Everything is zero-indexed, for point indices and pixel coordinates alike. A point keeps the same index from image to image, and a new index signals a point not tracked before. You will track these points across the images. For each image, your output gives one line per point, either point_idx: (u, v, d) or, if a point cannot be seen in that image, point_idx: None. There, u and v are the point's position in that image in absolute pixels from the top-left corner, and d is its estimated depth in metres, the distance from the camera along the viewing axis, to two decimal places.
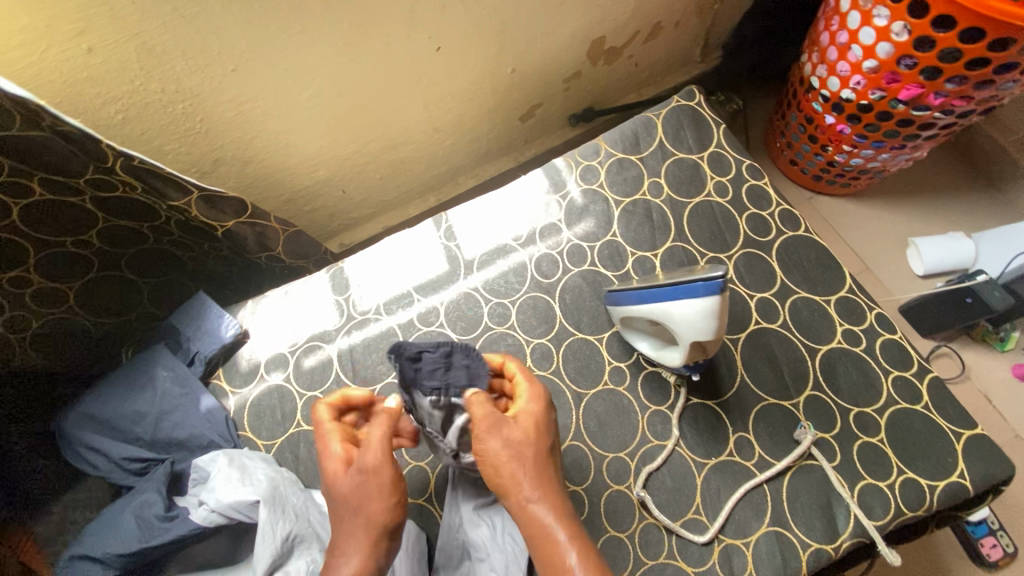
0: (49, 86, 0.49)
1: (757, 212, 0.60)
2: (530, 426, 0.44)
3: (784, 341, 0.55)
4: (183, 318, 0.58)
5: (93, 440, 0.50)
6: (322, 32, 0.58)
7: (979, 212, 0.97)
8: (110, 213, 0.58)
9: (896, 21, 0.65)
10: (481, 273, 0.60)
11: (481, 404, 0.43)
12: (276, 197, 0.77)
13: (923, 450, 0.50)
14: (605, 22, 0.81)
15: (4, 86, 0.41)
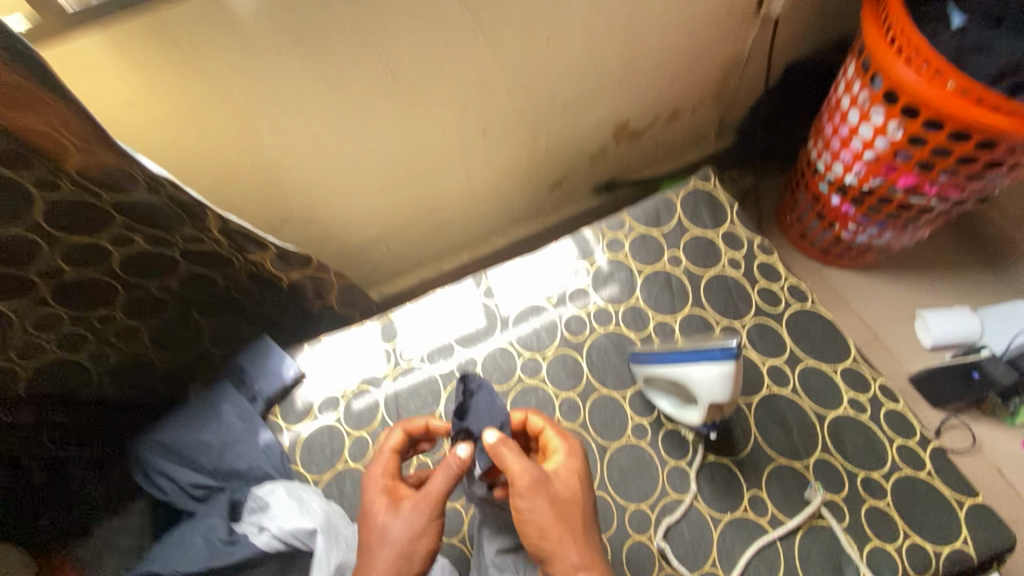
0: (161, 156, 0.58)
1: (767, 284, 0.66)
2: (570, 486, 0.48)
3: (794, 405, 0.59)
4: (248, 359, 0.64)
5: (166, 467, 0.56)
6: (388, 116, 0.68)
7: (983, 288, 1.02)
8: (191, 263, 0.66)
9: (890, 121, 0.74)
10: (516, 329, 0.66)
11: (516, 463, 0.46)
12: (329, 250, 0.85)
13: (928, 516, 0.53)
14: (629, 108, 0.91)
15: (150, 166, 0.49)
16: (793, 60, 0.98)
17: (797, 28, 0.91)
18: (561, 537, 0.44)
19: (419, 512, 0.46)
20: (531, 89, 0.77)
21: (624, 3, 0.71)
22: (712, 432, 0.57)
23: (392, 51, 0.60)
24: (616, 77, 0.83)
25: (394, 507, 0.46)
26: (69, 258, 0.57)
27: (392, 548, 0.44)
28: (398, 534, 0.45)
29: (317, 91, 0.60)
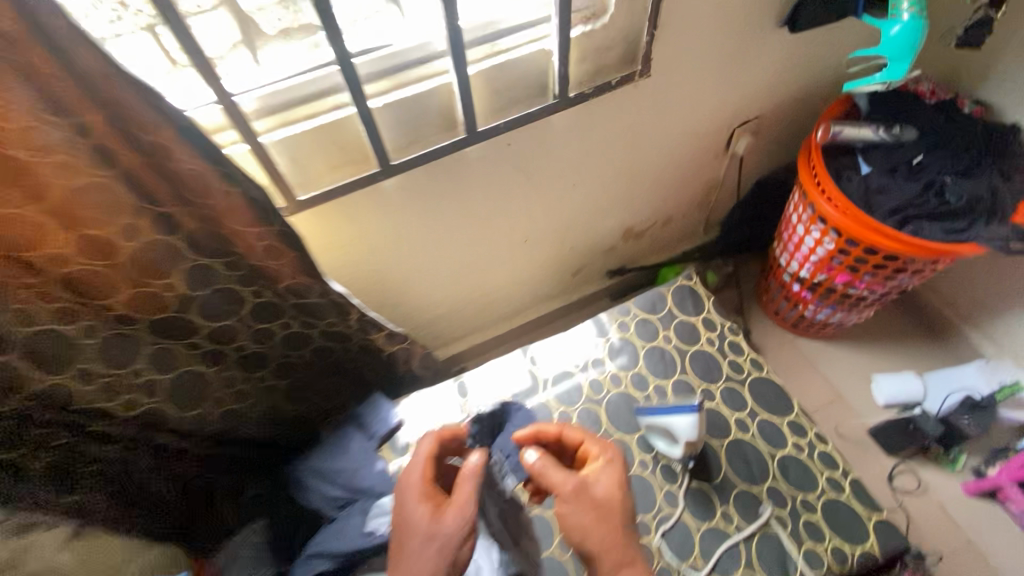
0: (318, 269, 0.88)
1: (735, 357, 0.92)
2: (609, 492, 0.63)
3: (753, 445, 0.83)
4: (366, 410, 0.90)
5: (318, 485, 0.83)
6: (461, 234, 0.98)
7: (925, 354, 1.26)
8: (324, 340, 0.93)
9: (824, 236, 1.01)
10: (553, 389, 0.92)
11: (557, 473, 0.65)
12: (407, 325, 1.13)
13: (845, 526, 0.76)
14: (632, 217, 1.21)
15: (338, 288, 0.82)
16: (758, 178, 1.28)
17: (758, 158, 1.21)
18: (599, 539, 0.60)
19: (464, 519, 0.60)
20: (559, 211, 1.07)
21: (625, 156, 1.02)
22: (692, 462, 0.80)
23: (469, 197, 0.91)
24: (622, 198, 1.13)
25: (440, 516, 0.61)
26: (255, 338, 0.86)
27: (443, 542, 0.59)
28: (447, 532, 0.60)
29: (420, 224, 0.90)
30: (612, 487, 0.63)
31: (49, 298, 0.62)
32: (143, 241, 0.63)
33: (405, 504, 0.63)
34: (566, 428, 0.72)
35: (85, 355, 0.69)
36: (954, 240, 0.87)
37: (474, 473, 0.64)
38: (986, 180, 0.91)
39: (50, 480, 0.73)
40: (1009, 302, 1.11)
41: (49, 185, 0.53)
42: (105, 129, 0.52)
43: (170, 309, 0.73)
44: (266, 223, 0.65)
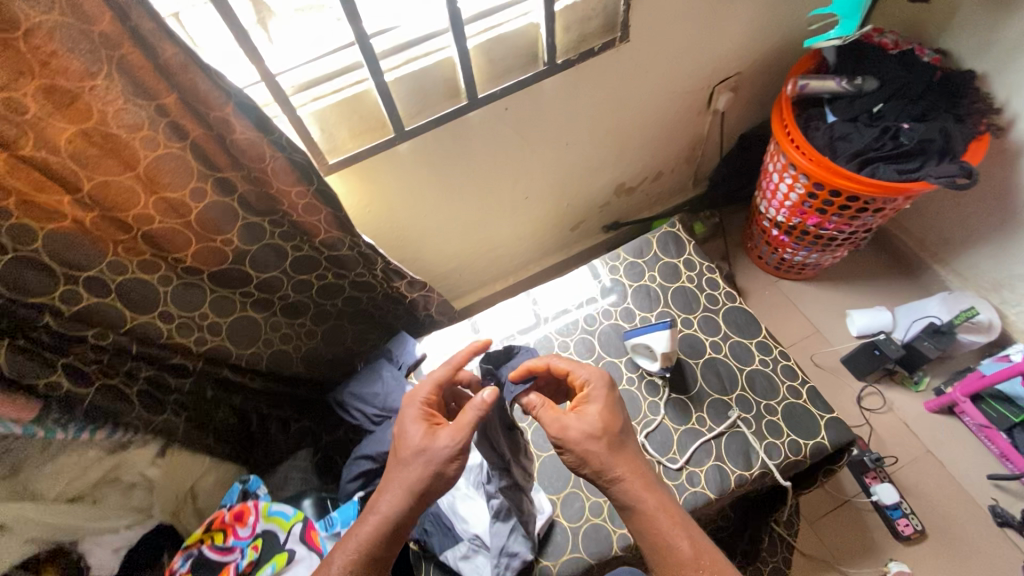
0: None
1: (712, 291, 1.04)
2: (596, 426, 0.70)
3: (725, 363, 0.97)
4: (394, 346, 1.06)
5: (357, 405, 0.99)
6: (467, 192, 1.10)
7: (896, 291, 1.37)
8: (354, 289, 1.07)
9: (795, 182, 1.12)
10: (553, 324, 1.06)
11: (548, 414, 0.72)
12: (425, 277, 1.28)
13: (802, 423, 0.90)
14: (624, 173, 1.32)
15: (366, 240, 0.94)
16: (741, 132, 1.38)
17: (739, 113, 1.31)
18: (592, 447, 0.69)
19: (458, 439, 0.69)
20: (555, 169, 1.18)
21: (612, 116, 1.12)
22: (668, 374, 0.96)
23: (473, 158, 1.03)
24: (612, 155, 1.24)
25: (435, 434, 0.69)
26: (296, 288, 1.00)
27: (432, 455, 0.68)
28: (438, 448, 0.68)
29: (432, 183, 1.03)
30: (604, 415, 0.71)
31: (136, 252, 0.78)
32: (208, 202, 0.77)
33: (405, 422, 0.73)
34: (554, 359, 0.79)
35: (163, 301, 0.84)
36: (908, 178, 0.97)
37: (482, 405, 0.69)
38: (938, 123, 1.00)
39: (145, 403, 0.89)
40: (969, 238, 1.22)
41: (139, 157, 0.67)
42: (178, 110, 0.65)
43: (228, 262, 0.87)
44: (305, 184, 0.78)
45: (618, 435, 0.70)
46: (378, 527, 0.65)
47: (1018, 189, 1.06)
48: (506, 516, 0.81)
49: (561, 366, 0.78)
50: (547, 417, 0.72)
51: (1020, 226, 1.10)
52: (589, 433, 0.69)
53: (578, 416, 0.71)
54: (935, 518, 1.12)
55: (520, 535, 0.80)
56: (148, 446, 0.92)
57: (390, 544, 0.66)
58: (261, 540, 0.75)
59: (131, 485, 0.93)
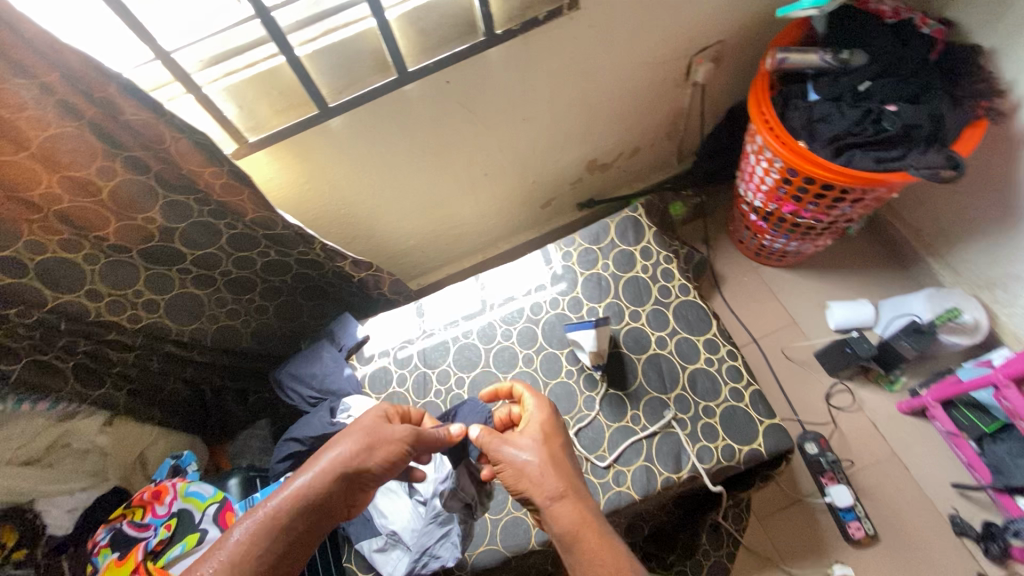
0: (288, 205, 0.99)
1: (665, 283, 0.99)
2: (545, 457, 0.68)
3: (668, 360, 0.93)
4: (338, 327, 1.05)
5: (293, 386, 0.99)
6: (417, 168, 1.06)
7: (884, 284, 1.28)
8: (300, 266, 1.06)
9: (770, 164, 1.03)
10: (497, 310, 1.02)
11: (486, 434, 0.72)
12: (384, 253, 1.25)
13: (740, 428, 0.86)
14: (594, 150, 1.25)
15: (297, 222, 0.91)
16: (728, 105, 1.27)
17: (724, 86, 1.21)
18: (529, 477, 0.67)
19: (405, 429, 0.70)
20: (514, 145, 1.12)
21: (574, 90, 1.05)
22: (605, 368, 0.93)
23: (418, 134, 0.97)
24: (580, 130, 1.17)
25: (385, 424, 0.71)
26: (236, 265, 0.99)
27: (370, 438, 0.68)
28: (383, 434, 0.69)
29: (374, 160, 0.98)
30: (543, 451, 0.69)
31: (53, 232, 0.77)
32: (119, 180, 0.75)
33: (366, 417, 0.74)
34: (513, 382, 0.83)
35: (90, 279, 0.84)
36: (886, 168, 0.88)
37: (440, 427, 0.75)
38: (931, 106, 0.89)
39: (79, 375, 0.92)
40: (965, 230, 1.11)
41: (29, 136, 0.64)
42: (64, 88, 0.62)
43: (155, 239, 0.86)
44: (217, 164, 0.75)
45: (561, 452, 0.70)
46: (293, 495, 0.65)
47: (1021, 182, 0.95)
48: (443, 520, 0.82)
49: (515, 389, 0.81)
50: (489, 437, 0.72)
51: (1019, 221, 0.99)
52: (528, 446, 0.70)
53: (517, 435, 0.72)
54: (890, 523, 1.09)
55: (448, 542, 0.80)
56: (95, 415, 0.96)
57: (299, 517, 0.64)
58: (176, 519, 0.77)
59: (85, 451, 0.96)
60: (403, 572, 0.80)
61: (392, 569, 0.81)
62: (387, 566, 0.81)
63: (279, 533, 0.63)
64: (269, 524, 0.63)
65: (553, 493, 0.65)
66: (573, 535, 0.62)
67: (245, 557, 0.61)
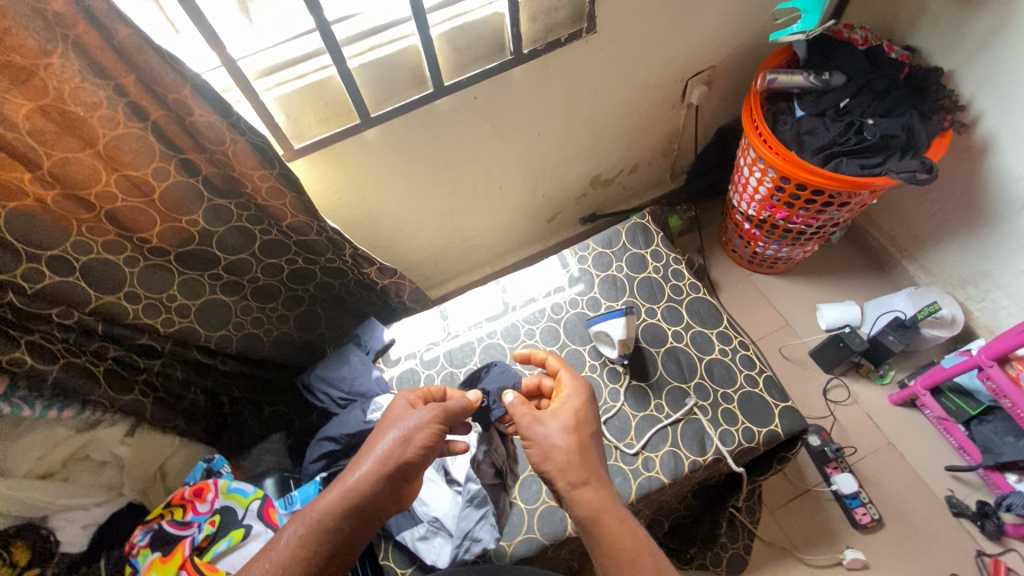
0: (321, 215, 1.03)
1: (677, 282, 1.06)
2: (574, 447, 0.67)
3: (685, 352, 0.99)
4: (362, 332, 1.08)
5: (323, 388, 1.01)
6: (439, 181, 1.11)
7: (867, 287, 1.39)
8: (326, 274, 1.08)
9: (763, 174, 1.13)
10: (520, 311, 1.07)
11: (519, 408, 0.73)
12: (399, 264, 1.29)
13: (758, 412, 0.92)
14: (599, 166, 1.34)
15: (334, 226, 0.95)
16: (717, 125, 1.39)
17: (714, 107, 1.32)
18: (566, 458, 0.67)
19: (432, 411, 0.71)
20: (528, 159, 1.19)
21: (585, 108, 1.14)
22: (628, 361, 0.98)
23: (444, 147, 1.04)
24: (587, 147, 1.26)
25: (412, 411, 0.71)
26: (265, 272, 1.01)
27: (402, 429, 0.69)
28: (414, 423, 0.69)
29: (403, 171, 1.04)
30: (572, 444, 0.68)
31: (101, 231, 0.79)
32: (171, 182, 0.78)
33: (394, 408, 0.74)
34: (550, 356, 0.82)
35: (129, 282, 0.86)
36: (870, 173, 0.98)
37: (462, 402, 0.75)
38: (903, 120, 1.01)
39: (112, 382, 0.90)
40: (936, 234, 1.23)
41: (98, 135, 0.68)
42: (138, 91, 0.66)
43: (194, 243, 0.89)
44: (268, 167, 0.80)
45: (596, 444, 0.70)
46: (338, 494, 0.64)
47: (983, 186, 1.08)
48: (479, 503, 0.85)
49: (553, 364, 0.80)
50: (523, 412, 0.72)
51: (984, 222, 1.11)
52: (558, 430, 0.69)
53: (552, 416, 0.71)
54: (893, 508, 1.15)
55: (487, 523, 0.84)
56: (117, 424, 0.93)
57: (348, 517, 0.63)
58: (219, 515, 0.81)
59: (102, 464, 0.91)
60: (447, 559, 0.82)
61: (436, 557, 0.82)
62: (431, 554, 0.83)
63: (329, 535, 0.62)
64: (318, 528, 0.62)
65: (577, 478, 0.65)
66: (598, 518, 0.63)
67: (298, 560, 0.60)
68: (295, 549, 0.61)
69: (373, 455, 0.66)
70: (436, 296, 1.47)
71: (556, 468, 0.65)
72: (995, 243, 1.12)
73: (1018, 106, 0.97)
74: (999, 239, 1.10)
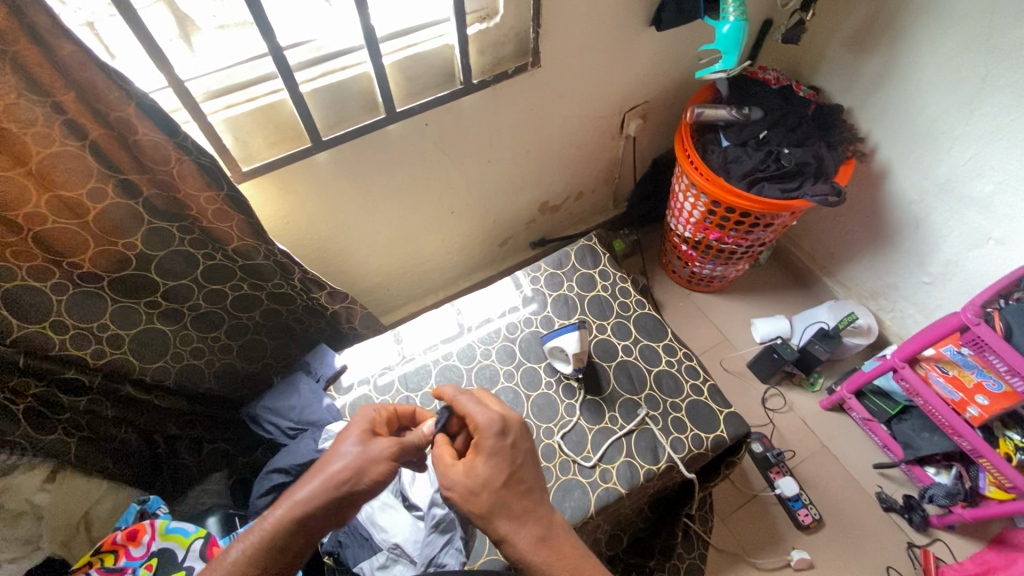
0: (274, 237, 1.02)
1: (625, 299, 1.11)
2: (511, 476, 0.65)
3: (634, 364, 1.03)
4: (313, 358, 1.06)
5: (268, 419, 0.98)
6: (390, 207, 1.12)
7: (794, 302, 1.50)
8: (272, 300, 1.04)
9: (696, 198, 1.21)
10: (476, 333, 1.08)
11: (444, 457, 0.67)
12: (351, 291, 1.28)
13: (705, 418, 0.97)
14: (547, 193, 1.40)
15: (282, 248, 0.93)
16: (653, 156, 1.50)
17: (650, 138, 1.43)
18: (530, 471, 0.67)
19: (390, 443, 0.67)
20: (479, 186, 1.23)
21: (532, 138, 1.20)
22: (582, 375, 1.01)
23: (397, 173, 1.06)
24: (536, 174, 1.31)
25: (371, 442, 0.66)
26: (207, 299, 0.96)
27: (358, 458, 0.64)
28: (372, 454, 0.65)
29: (356, 198, 1.05)
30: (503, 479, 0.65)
31: (27, 257, 0.74)
32: (108, 203, 0.75)
33: (348, 428, 0.69)
34: (459, 395, 0.70)
35: (56, 311, 0.81)
36: (789, 197, 1.08)
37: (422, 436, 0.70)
38: (814, 150, 1.13)
39: (31, 420, 0.85)
40: (848, 252, 1.37)
41: (30, 153, 0.65)
42: (77, 109, 0.65)
43: (131, 267, 0.84)
44: (215, 189, 0.79)
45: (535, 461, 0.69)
46: (287, 510, 0.60)
47: (883, 208, 1.22)
48: (445, 527, 0.82)
49: (460, 405, 0.69)
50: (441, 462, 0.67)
51: (887, 239, 1.25)
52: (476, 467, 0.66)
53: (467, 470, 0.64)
54: (830, 508, 1.22)
55: (453, 549, 0.80)
56: (37, 469, 0.87)
57: (297, 535, 0.60)
58: (156, 558, 0.79)
59: (16, 515, 0.83)
60: None
61: None
62: None
63: (276, 555, 0.58)
64: (267, 547, 0.58)
65: (514, 496, 0.64)
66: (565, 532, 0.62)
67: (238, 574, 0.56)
68: (242, 567, 0.57)
69: (326, 477, 0.62)
70: (391, 322, 1.47)
71: (517, 476, 0.66)
72: (897, 260, 1.25)
73: (905, 138, 1.12)
74: (900, 254, 1.24)
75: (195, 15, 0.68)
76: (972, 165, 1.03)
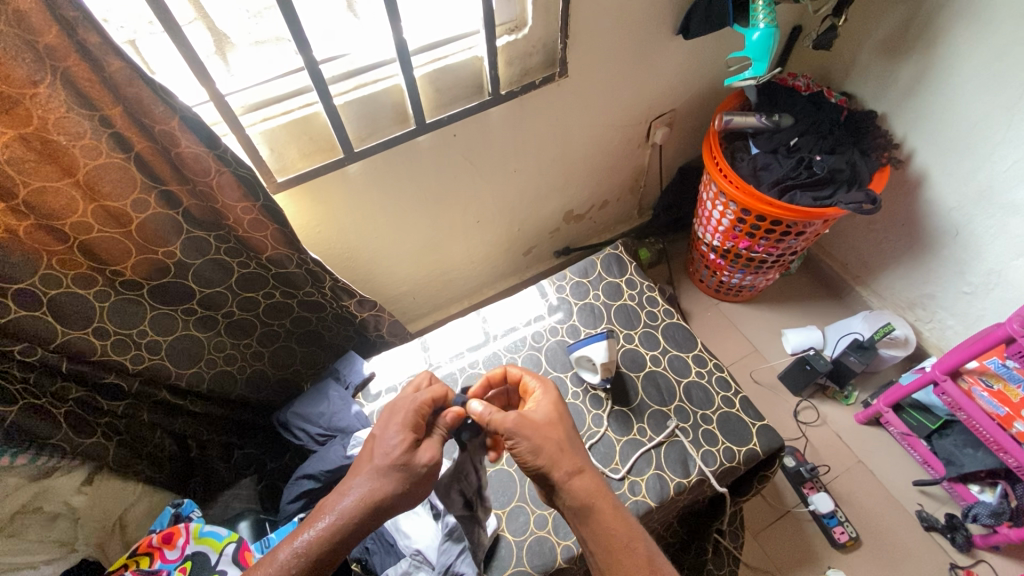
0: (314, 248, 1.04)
1: (652, 308, 1.10)
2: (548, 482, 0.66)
3: (663, 374, 1.02)
4: (343, 365, 1.07)
5: (300, 425, 1.01)
6: (419, 217, 1.14)
7: (826, 312, 1.47)
8: (303, 309, 1.06)
9: (726, 205, 1.19)
10: (502, 341, 1.08)
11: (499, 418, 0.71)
12: (379, 299, 1.29)
13: (737, 431, 0.95)
14: (572, 202, 1.40)
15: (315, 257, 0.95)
16: (680, 165, 1.48)
17: (677, 146, 1.42)
18: (560, 480, 0.67)
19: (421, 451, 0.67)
20: (505, 195, 1.24)
21: (558, 147, 1.20)
22: (609, 386, 1.00)
23: (425, 182, 1.07)
24: (560, 183, 1.31)
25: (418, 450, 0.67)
26: (241, 307, 0.98)
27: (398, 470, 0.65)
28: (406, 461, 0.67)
29: (386, 207, 1.06)
30: None
31: (72, 263, 0.77)
32: (150, 214, 0.77)
33: (388, 425, 0.70)
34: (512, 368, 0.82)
35: (99, 316, 0.84)
36: (822, 205, 1.06)
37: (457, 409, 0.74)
38: (848, 157, 1.11)
39: (73, 423, 0.86)
40: (883, 261, 1.33)
41: (78, 165, 0.68)
42: (124, 121, 0.67)
43: (170, 275, 0.87)
44: (251, 199, 0.81)
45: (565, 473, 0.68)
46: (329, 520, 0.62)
47: (920, 216, 1.19)
48: (458, 536, 0.80)
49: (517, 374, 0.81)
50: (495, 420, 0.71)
51: (924, 248, 1.22)
52: None
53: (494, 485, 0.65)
54: (867, 525, 1.18)
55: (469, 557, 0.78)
56: (75, 472, 0.87)
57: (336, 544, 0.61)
58: (190, 561, 0.81)
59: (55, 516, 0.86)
60: None
61: None
62: None
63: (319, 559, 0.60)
64: (314, 556, 0.60)
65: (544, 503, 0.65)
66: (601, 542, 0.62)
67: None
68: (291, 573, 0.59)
69: (365, 485, 0.64)
70: (417, 330, 1.48)
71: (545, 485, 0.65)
72: (936, 269, 1.21)
73: (943, 144, 1.09)
74: (938, 263, 1.20)
75: (232, 31, 0.70)
76: (1013, 172, 1.00)
